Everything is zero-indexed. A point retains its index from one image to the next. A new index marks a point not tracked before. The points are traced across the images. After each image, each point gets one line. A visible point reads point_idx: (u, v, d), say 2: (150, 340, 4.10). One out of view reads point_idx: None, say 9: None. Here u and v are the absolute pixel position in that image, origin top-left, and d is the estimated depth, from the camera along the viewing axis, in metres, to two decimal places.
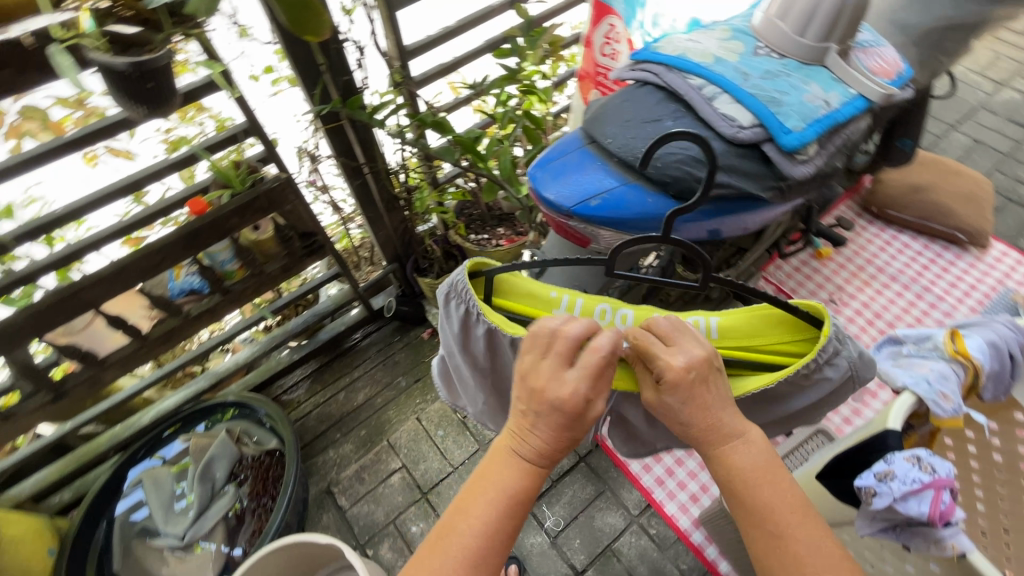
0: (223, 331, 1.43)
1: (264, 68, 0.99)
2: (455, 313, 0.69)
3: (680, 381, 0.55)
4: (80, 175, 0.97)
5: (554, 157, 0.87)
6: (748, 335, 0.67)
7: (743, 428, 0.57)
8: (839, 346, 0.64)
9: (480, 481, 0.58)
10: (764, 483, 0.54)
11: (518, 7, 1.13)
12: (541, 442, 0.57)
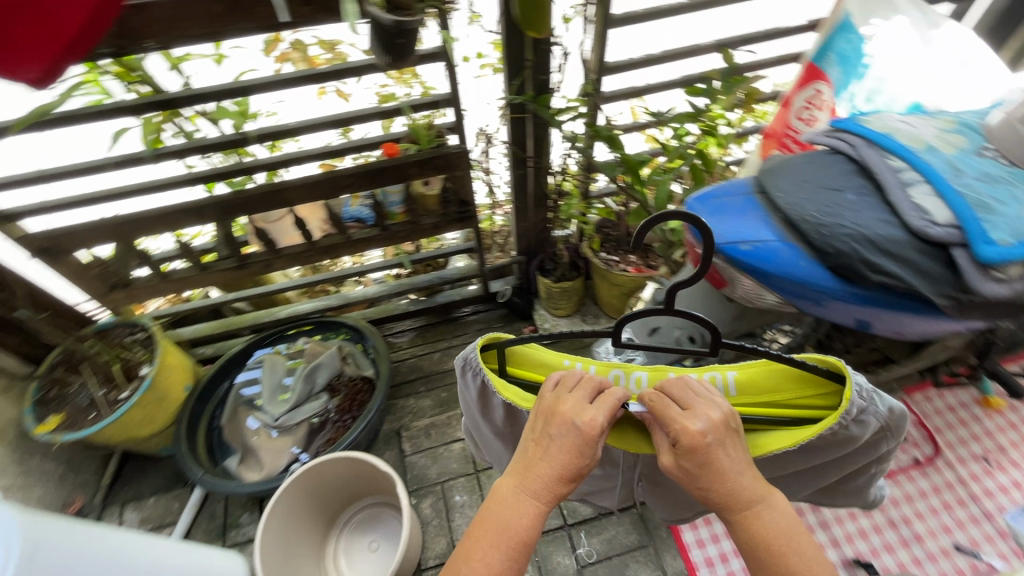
0: (363, 264, 1.63)
1: (476, 54, 1.12)
2: (471, 383, 0.72)
3: (696, 446, 0.55)
4: (310, 103, 1.21)
5: (717, 195, 0.87)
6: (767, 391, 0.67)
7: (767, 493, 0.57)
8: (865, 405, 0.59)
9: (482, 526, 0.59)
10: (789, 554, 0.55)
11: (726, 52, 1.14)
12: (540, 482, 0.59)
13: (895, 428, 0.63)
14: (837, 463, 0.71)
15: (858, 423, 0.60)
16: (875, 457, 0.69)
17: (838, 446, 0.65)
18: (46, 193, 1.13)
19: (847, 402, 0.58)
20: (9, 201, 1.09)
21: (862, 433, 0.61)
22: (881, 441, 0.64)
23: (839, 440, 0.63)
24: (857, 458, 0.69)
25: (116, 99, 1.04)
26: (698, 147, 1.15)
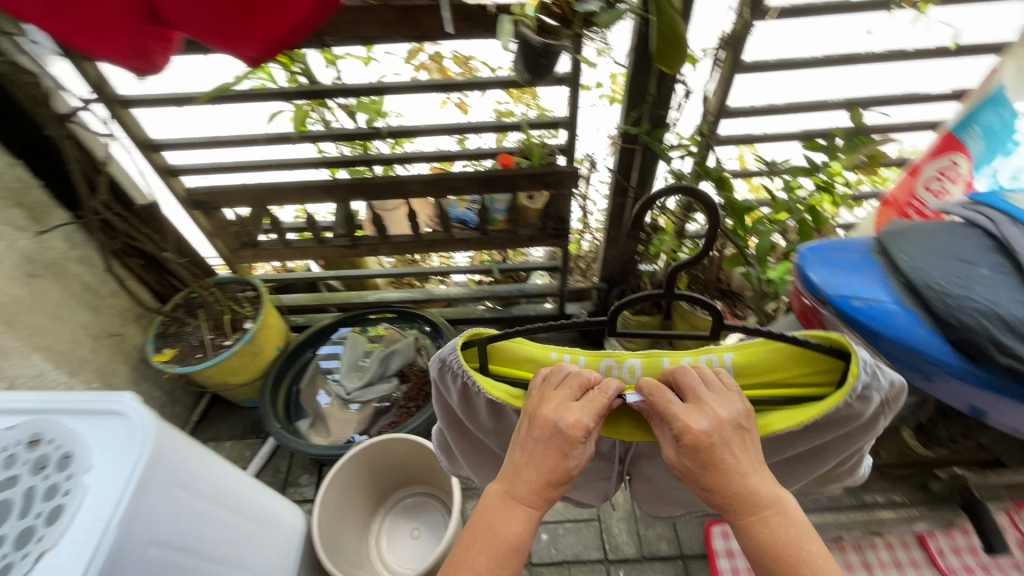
0: (451, 265, 1.72)
1: (597, 84, 1.18)
2: (452, 385, 0.66)
3: (699, 445, 0.54)
4: (432, 111, 1.32)
5: (833, 249, 0.88)
6: (762, 370, 0.63)
7: (775, 496, 0.55)
8: (869, 380, 0.58)
9: (472, 536, 0.57)
10: (799, 560, 0.53)
11: (856, 111, 1.10)
12: (527, 485, 0.57)
13: (892, 402, 0.62)
14: (830, 445, 0.69)
15: (862, 397, 0.59)
16: (864, 436, 0.67)
17: (839, 424, 0.63)
18: (207, 157, 1.31)
19: (857, 376, 0.57)
20: (178, 159, 1.28)
21: (863, 410, 0.60)
22: (878, 416, 0.64)
23: (840, 417, 0.62)
24: (850, 438, 0.67)
25: (276, 85, 1.19)
26: (810, 202, 1.12)
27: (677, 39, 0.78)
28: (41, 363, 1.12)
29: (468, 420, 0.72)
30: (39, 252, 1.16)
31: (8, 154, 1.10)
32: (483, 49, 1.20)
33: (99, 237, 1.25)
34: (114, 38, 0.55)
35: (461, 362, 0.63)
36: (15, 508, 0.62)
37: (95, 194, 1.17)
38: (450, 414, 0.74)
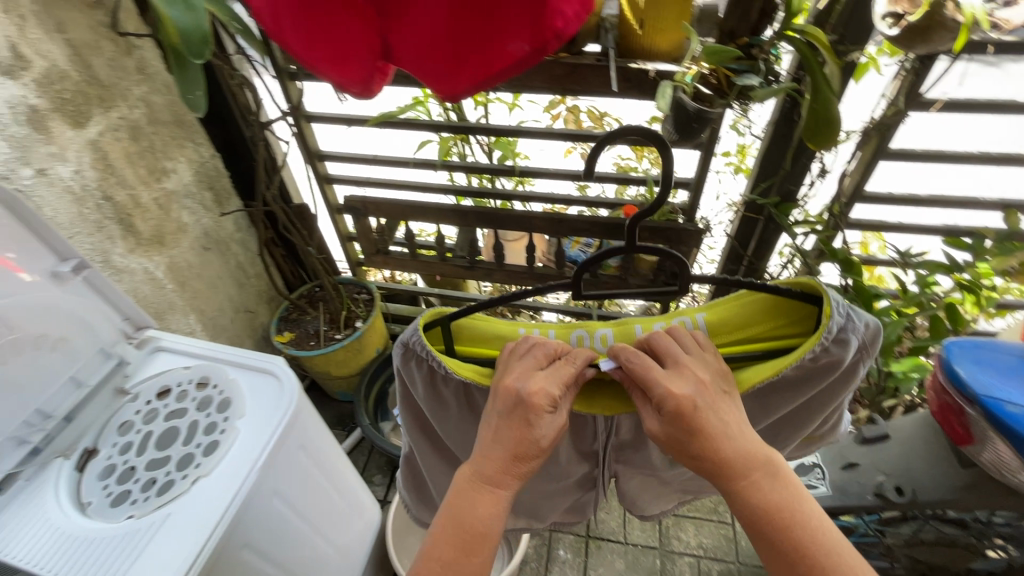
0: (546, 303, 1.78)
1: (726, 151, 1.21)
2: (416, 371, 0.66)
3: (682, 408, 0.53)
4: (556, 158, 1.41)
5: (983, 349, 0.84)
6: (734, 327, 0.64)
7: (763, 457, 0.54)
8: (841, 322, 0.58)
9: (445, 528, 0.55)
10: (791, 520, 0.52)
11: (1013, 214, 1.05)
12: (498, 463, 0.56)
13: (869, 349, 0.60)
14: (814, 401, 0.66)
15: (838, 342, 0.58)
16: (845, 392, 0.65)
17: (824, 374, 0.61)
18: (363, 172, 1.50)
19: (830, 316, 0.57)
20: (337, 170, 1.48)
21: (844, 355, 0.59)
22: (857, 364, 0.61)
23: (821, 368, 0.60)
24: (830, 389, 0.64)
25: (429, 118, 1.31)
26: (946, 301, 1.06)
27: (829, 118, 0.80)
28: (192, 323, 1.30)
29: (434, 414, 0.70)
30: (214, 230, 1.37)
31: (213, 147, 1.33)
32: (615, 107, 1.27)
33: (259, 224, 1.45)
34: (347, 66, 0.66)
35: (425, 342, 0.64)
36: (181, 437, 0.74)
37: (268, 188, 1.38)
38: (415, 414, 0.72)
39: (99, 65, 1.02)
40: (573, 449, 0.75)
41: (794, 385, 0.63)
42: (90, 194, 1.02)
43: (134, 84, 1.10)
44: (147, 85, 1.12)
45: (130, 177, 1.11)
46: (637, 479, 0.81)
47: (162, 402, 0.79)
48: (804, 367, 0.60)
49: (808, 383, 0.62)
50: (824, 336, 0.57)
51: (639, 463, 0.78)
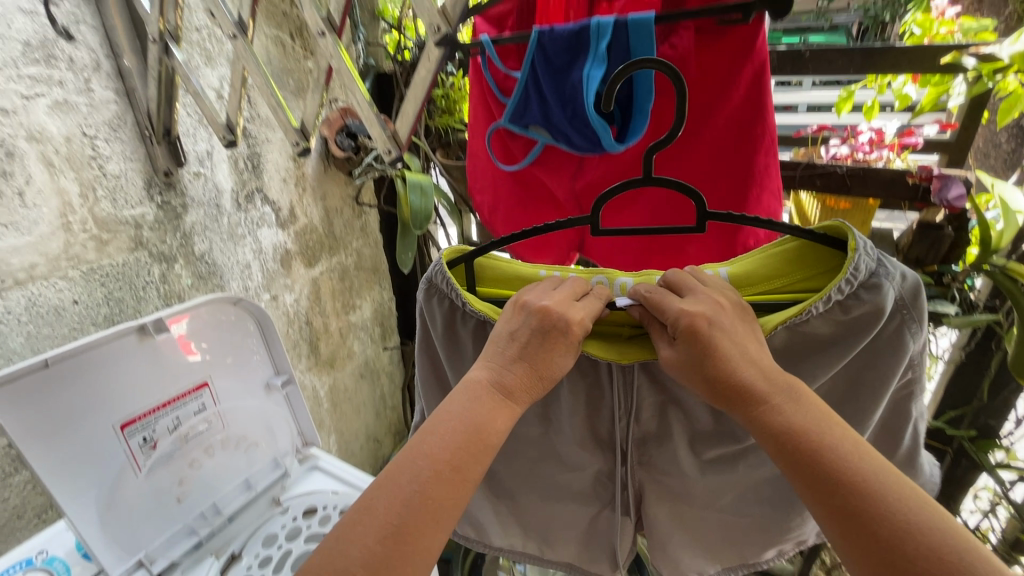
0: None
1: None
2: (438, 309, 0.65)
3: (694, 324, 0.50)
4: None
5: None
6: (758, 279, 0.60)
7: (787, 384, 0.47)
8: (873, 267, 0.53)
9: (440, 426, 0.48)
10: (826, 446, 0.43)
11: None
12: (520, 373, 0.52)
13: (916, 308, 0.53)
14: (860, 379, 0.57)
15: (868, 288, 0.53)
16: (900, 370, 0.55)
17: (866, 330, 0.54)
18: None
19: (856, 249, 0.52)
20: None
21: (882, 300, 0.52)
22: (902, 330, 0.53)
23: (858, 321, 0.54)
24: (874, 360, 0.56)
25: None
26: None
27: None
28: (331, 444, 1.39)
29: (451, 363, 0.67)
30: (373, 360, 1.54)
31: (392, 292, 1.59)
32: None
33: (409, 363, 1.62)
34: (544, 250, 0.82)
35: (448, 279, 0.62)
36: None
37: None
38: (431, 363, 0.69)
39: (337, 224, 1.34)
40: (588, 435, 0.69)
41: (829, 346, 0.56)
42: (298, 317, 1.23)
43: (355, 240, 1.40)
44: (363, 239, 1.42)
45: (329, 308, 1.33)
46: (664, 502, 0.68)
47: (307, 521, 0.83)
48: (834, 318, 0.55)
49: (846, 344, 0.55)
50: (848, 277, 0.53)
51: (667, 473, 0.67)
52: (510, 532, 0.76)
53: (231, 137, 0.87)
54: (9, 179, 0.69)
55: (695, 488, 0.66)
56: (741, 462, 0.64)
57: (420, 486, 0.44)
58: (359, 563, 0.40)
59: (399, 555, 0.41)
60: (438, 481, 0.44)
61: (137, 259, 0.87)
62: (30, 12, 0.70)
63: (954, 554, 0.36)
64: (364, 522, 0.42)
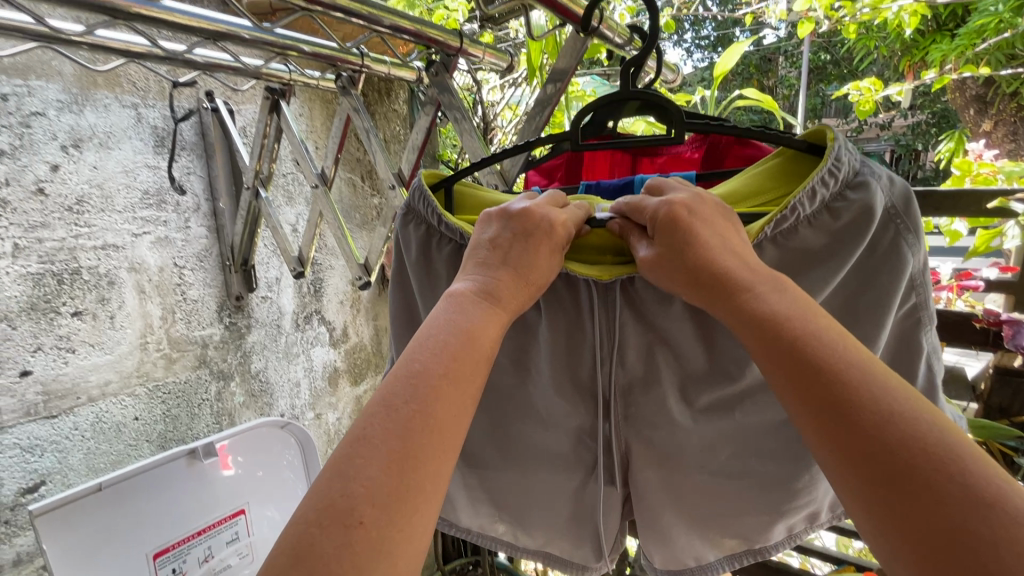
0: None
1: None
2: (413, 234, 0.56)
3: (671, 213, 0.41)
4: None
5: None
6: (736, 200, 0.51)
7: (773, 276, 0.38)
8: (855, 166, 0.45)
9: (439, 340, 0.37)
10: (817, 339, 0.33)
11: None
12: (509, 280, 0.43)
13: (910, 216, 0.44)
14: (864, 298, 0.46)
15: (855, 187, 0.45)
16: (900, 295, 0.45)
17: (857, 239, 0.44)
18: None
19: (835, 138, 0.44)
20: None
21: (872, 199, 0.44)
22: (898, 243, 0.44)
23: (850, 229, 0.45)
24: (873, 279, 0.46)
25: None
26: None
27: None
28: None
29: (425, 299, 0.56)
30: None
31: None
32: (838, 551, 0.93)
33: None
34: None
35: (425, 195, 0.54)
36: None
37: None
38: (403, 303, 0.59)
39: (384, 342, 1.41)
40: (567, 380, 0.56)
41: (819, 263, 0.46)
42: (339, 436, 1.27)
43: None
44: None
45: None
46: (656, 466, 0.55)
47: None
48: (824, 227, 0.46)
49: (839, 259, 0.45)
50: (828, 171, 0.44)
51: (657, 426, 0.53)
52: (481, 511, 0.63)
53: (298, 268, 0.93)
54: (105, 304, 0.77)
55: (689, 442, 0.53)
56: (739, 407, 0.51)
57: (415, 406, 0.33)
58: (355, 506, 0.29)
59: (408, 495, 0.30)
60: (433, 396, 0.34)
61: (198, 376, 0.92)
62: (154, 167, 0.83)
63: (965, 465, 0.27)
64: (360, 451, 0.31)
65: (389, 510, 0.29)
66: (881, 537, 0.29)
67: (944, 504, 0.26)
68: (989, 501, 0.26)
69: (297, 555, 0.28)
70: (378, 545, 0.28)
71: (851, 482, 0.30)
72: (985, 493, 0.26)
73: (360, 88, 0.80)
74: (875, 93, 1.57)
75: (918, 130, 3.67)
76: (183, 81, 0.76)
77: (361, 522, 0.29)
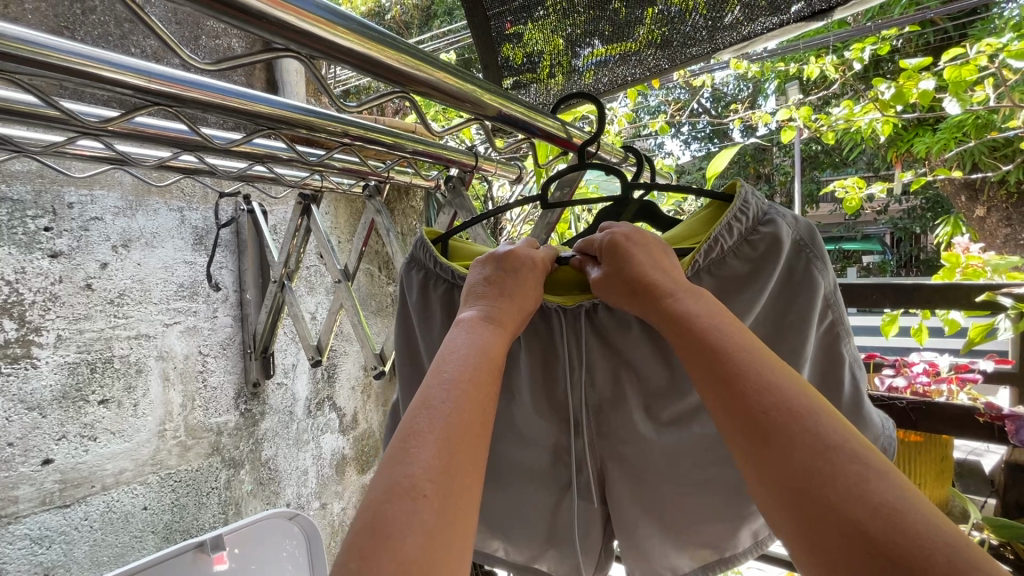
0: None
1: None
2: (413, 279, 0.58)
3: (612, 238, 0.46)
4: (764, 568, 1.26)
5: None
6: (673, 240, 0.55)
7: (692, 286, 0.42)
8: (764, 209, 0.49)
9: (471, 355, 0.38)
10: (720, 335, 0.37)
11: None
12: (511, 305, 0.45)
13: (815, 247, 0.48)
14: (792, 315, 0.49)
15: (765, 223, 0.49)
16: (818, 311, 0.48)
17: (773, 266, 0.48)
18: None
19: (740, 186, 0.49)
20: None
21: (781, 232, 0.48)
22: (809, 270, 0.48)
23: (766, 259, 0.48)
24: (791, 300, 0.49)
25: None
26: None
27: None
28: None
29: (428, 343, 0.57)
30: None
31: None
32: None
33: None
34: None
35: (426, 246, 0.57)
36: None
37: None
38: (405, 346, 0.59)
39: None
40: (545, 410, 0.56)
41: (746, 285, 0.49)
42: (343, 526, 1.24)
43: None
44: None
45: None
46: (634, 494, 0.54)
47: None
48: (746, 256, 0.49)
49: (760, 283, 0.48)
50: (738, 211, 0.48)
51: (625, 440, 0.54)
52: None
53: (317, 355, 0.96)
54: (131, 391, 0.80)
55: (653, 454, 0.53)
56: (696, 421, 0.52)
57: (453, 405, 0.34)
58: (419, 482, 0.30)
59: (463, 479, 0.32)
60: (474, 391, 0.36)
61: (209, 464, 0.93)
62: (191, 263, 0.90)
63: (828, 427, 0.31)
64: (415, 440, 0.32)
65: (448, 489, 0.31)
66: (765, 497, 0.32)
67: (809, 459, 0.30)
68: (842, 454, 0.30)
69: (376, 528, 0.28)
70: (444, 515, 0.29)
71: (742, 449, 0.33)
72: (840, 447, 0.30)
73: (385, 195, 0.89)
74: (859, 190, 1.68)
75: (914, 215, 3.82)
76: (228, 192, 0.86)
77: (427, 495, 0.30)
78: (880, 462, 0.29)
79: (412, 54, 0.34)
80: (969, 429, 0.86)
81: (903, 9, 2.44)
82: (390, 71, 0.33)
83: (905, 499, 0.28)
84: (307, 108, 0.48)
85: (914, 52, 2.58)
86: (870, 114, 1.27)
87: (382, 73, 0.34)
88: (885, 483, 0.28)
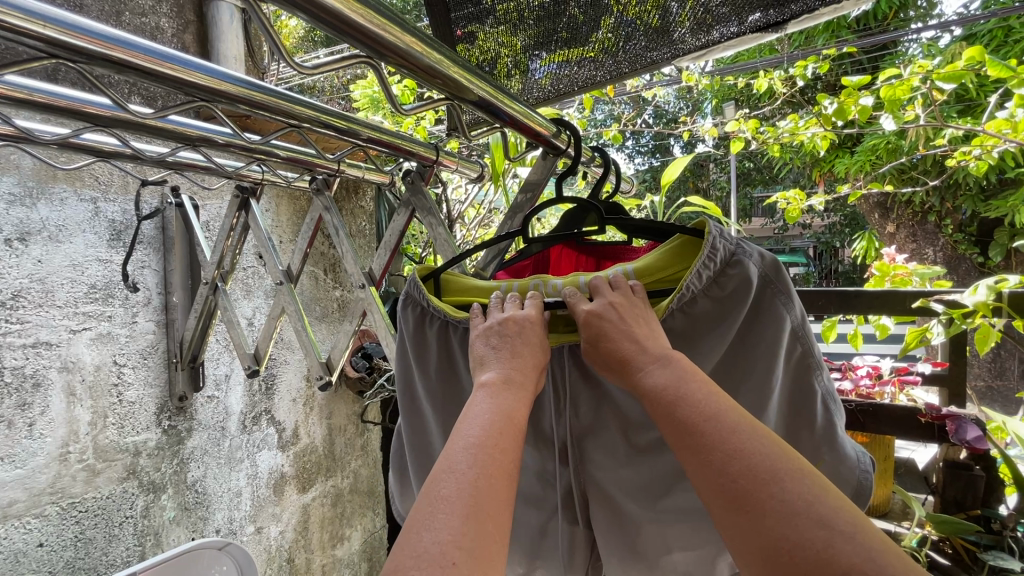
0: None
1: None
2: (408, 322, 0.53)
3: (583, 310, 0.44)
4: None
5: None
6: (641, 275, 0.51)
7: (663, 351, 0.40)
8: (731, 249, 0.47)
9: (496, 414, 0.35)
10: (688, 403, 0.35)
11: None
12: (526, 365, 0.42)
13: (781, 280, 0.46)
14: (760, 348, 0.47)
15: (732, 264, 0.47)
16: (786, 344, 0.46)
17: (742, 304, 0.46)
18: None
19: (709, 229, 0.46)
20: None
21: (747, 272, 0.46)
22: (776, 304, 0.46)
23: (733, 298, 0.47)
24: (758, 333, 0.47)
25: None
26: None
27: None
28: None
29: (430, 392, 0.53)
30: None
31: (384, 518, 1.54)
32: None
33: None
34: None
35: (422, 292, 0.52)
36: None
37: None
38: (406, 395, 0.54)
39: (338, 444, 1.32)
40: None
41: (716, 326, 0.48)
42: (280, 552, 1.14)
43: (353, 459, 1.37)
44: (362, 459, 1.39)
45: (315, 541, 1.25)
46: (608, 513, 0.51)
47: None
48: (713, 296, 0.48)
49: (730, 321, 0.47)
50: (706, 256, 0.46)
51: (606, 468, 0.51)
52: None
53: (253, 365, 0.86)
54: (26, 410, 0.69)
55: (634, 482, 0.51)
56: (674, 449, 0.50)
57: (478, 470, 0.30)
58: (445, 549, 0.26)
59: (493, 547, 0.28)
60: (500, 451, 0.32)
61: (123, 489, 0.82)
62: (105, 261, 0.80)
63: (796, 489, 0.29)
64: (439, 505, 0.28)
65: (478, 555, 0.27)
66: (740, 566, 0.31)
67: (782, 537, 0.28)
68: (810, 522, 0.28)
69: None
70: None
71: (715, 516, 0.32)
72: (808, 509, 0.28)
73: (334, 190, 0.82)
74: (799, 203, 1.76)
75: (835, 230, 4.08)
76: (152, 179, 0.77)
77: (455, 563, 0.26)
78: (850, 522, 0.28)
79: (378, 10, 0.30)
80: (911, 430, 0.93)
81: (828, 39, 2.63)
82: (355, 27, 0.29)
83: (873, 560, 0.26)
84: (249, 82, 0.42)
85: (837, 78, 2.78)
86: (813, 129, 1.33)
87: (345, 30, 0.29)
88: (853, 545, 0.27)
